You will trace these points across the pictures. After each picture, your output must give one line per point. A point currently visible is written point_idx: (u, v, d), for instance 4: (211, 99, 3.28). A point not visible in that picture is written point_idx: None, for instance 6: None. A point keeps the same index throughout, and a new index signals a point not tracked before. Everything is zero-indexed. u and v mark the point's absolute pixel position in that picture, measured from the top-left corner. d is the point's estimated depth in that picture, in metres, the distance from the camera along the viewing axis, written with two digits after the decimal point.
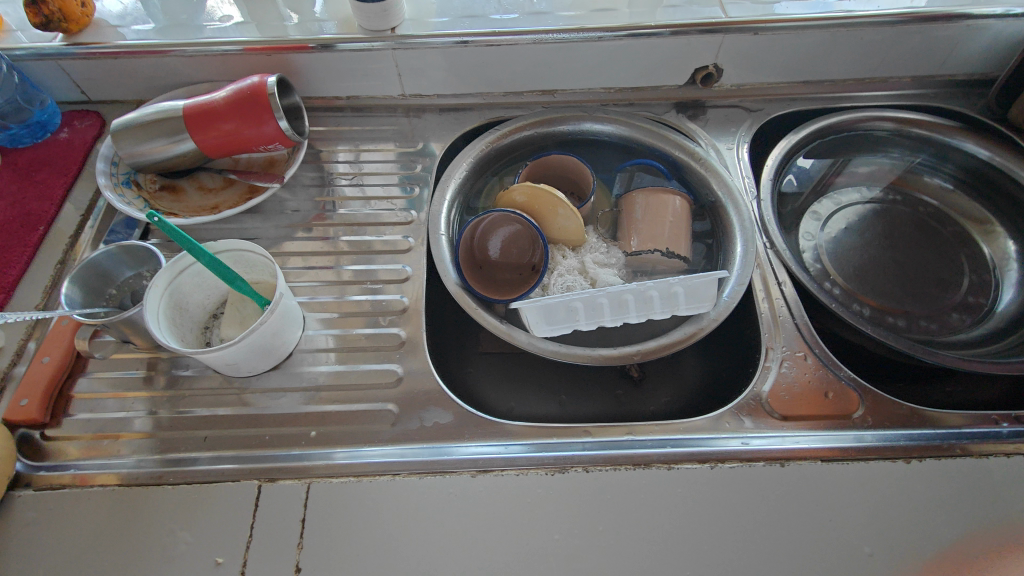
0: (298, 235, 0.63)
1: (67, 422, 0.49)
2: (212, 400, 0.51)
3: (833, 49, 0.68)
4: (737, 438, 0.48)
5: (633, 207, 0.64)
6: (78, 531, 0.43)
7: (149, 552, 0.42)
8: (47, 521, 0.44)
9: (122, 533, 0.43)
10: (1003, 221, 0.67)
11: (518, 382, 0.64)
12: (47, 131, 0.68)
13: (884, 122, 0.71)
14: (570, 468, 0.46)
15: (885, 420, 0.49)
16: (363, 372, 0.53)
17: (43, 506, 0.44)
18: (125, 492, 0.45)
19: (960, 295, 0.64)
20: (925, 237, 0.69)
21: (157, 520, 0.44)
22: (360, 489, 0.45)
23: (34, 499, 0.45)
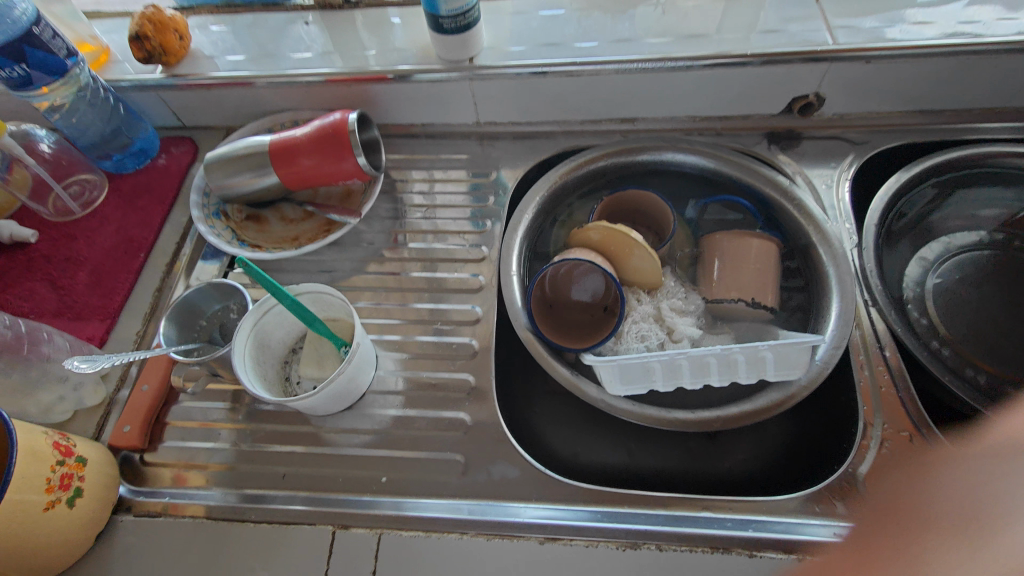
0: (371, 269, 0.64)
1: (163, 449, 0.53)
2: (290, 436, 0.53)
3: (958, 77, 0.61)
4: (828, 526, 0.44)
5: (716, 249, 0.60)
6: (172, 560, 0.47)
7: None
8: (145, 547, 0.47)
9: (210, 566, 0.46)
10: None
11: (585, 425, 0.62)
12: (147, 157, 0.72)
13: (1016, 159, 0.63)
14: (642, 544, 0.45)
15: None
16: (432, 418, 0.53)
17: (142, 532, 0.48)
18: (213, 526, 0.48)
19: None
20: None
21: (241, 558, 0.46)
22: (428, 545, 0.46)
23: (134, 525, 0.48)
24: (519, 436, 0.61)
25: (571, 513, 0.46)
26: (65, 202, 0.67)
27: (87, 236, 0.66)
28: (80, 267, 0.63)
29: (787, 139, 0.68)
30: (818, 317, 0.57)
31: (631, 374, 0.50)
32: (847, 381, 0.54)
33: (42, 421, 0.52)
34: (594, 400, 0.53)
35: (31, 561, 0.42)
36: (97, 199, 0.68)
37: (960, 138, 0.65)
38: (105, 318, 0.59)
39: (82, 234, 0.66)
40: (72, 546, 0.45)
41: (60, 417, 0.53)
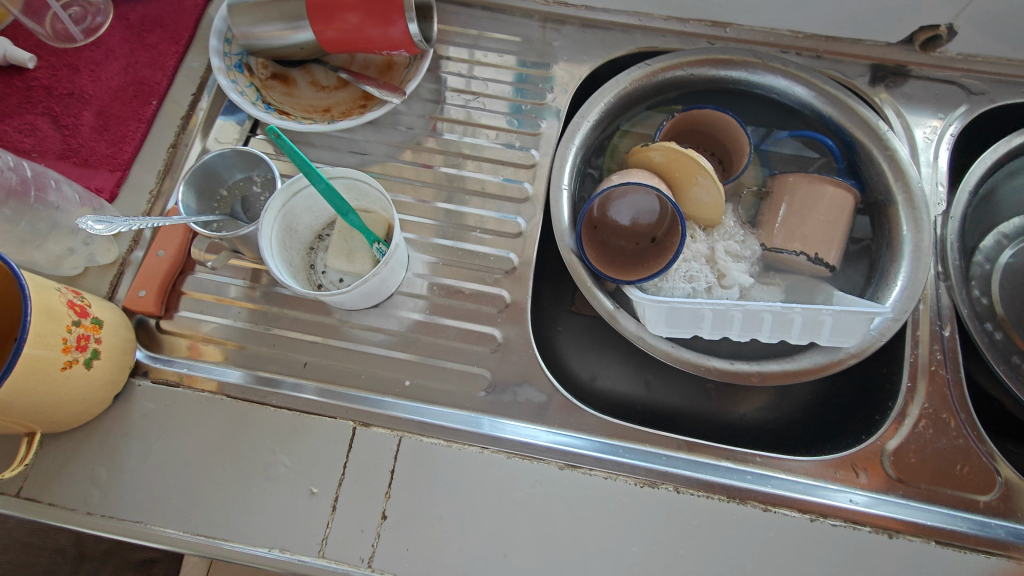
0: (406, 157, 0.58)
1: (179, 319, 0.51)
2: (312, 326, 0.51)
3: None
4: (845, 493, 0.45)
5: (784, 193, 0.54)
6: (191, 431, 0.47)
7: (253, 469, 0.45)
8: (163, 415, 0.47)
9: (229, 442, 0.46)
10: None
11: (607, 350, 0.58)
12: None
13: None
14: (660, 484, 0.45)
15: (1016, 511, 0.45)
16: (462, 329, 0.51)
17: (160, 400, 0.47)
18: (232, 404, 0.48)
19: None
20: None
21: (260, 440, 0.46)
22: (448, 454, 0.46)
23: (151, 392, 0.48)
24: (537, 351, 0.57)
25: (593, 443, 0.47)
26: (65, 26, 0.59)
27: (91, 70, 0.58)
28: (85, 106, 0.56)
29: (893, 75, 0.60)
30: (882, 285, 0.53)
31: (679, 319, 0.47)
32: (895, 355, 0.52)
33: (52, 273, 0.49)
34: (630, 335, 0.51)
35: (50, 415, 0.41)
36: (101, 26, 0.60)
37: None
38: (115, 170, 0.54)
39: (85, 65, 0.58)
40: (91, 405, 0.45)
41: (71, 271, 0.50)
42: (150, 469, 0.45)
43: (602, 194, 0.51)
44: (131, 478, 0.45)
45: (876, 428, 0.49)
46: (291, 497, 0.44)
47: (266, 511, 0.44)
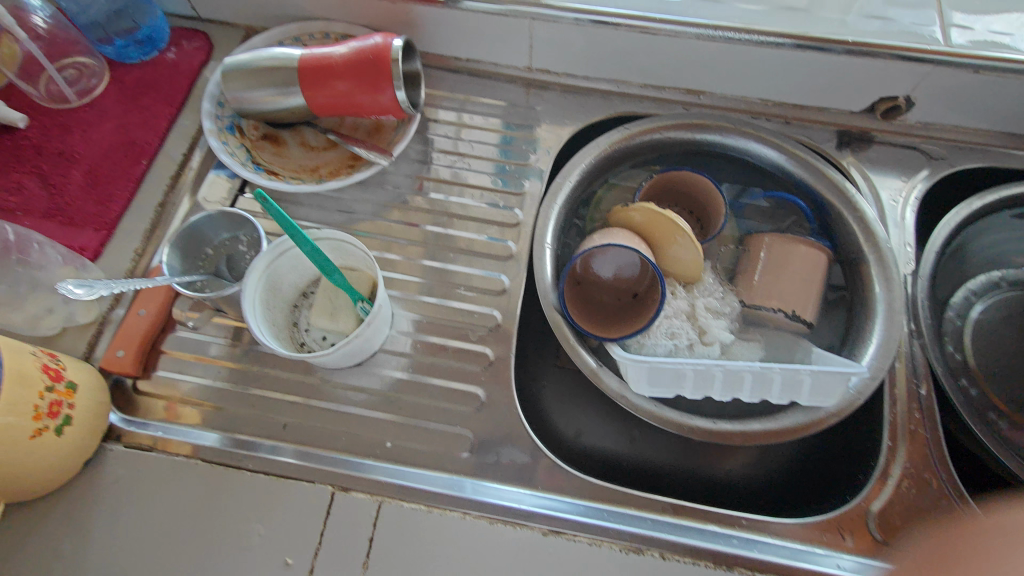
0: (393, 215, 0.59)
1: (156, 379, 0.50)
2: (292, 385, 0.50)
3: None
4: (831, 558, 0.44)
5: (760, 252, 0.56)
6: (162, 497, 0.45)
7: (225, 538, 0.44)
8: (134, 481, 0.46)
9: (203, 509, 0.45)
10: None
11: (592, 405, 0.58)
12: (155, 48, 0.64)
13: None
14: (645, 550, 0.44)
15: None
16: (445, 388, 0.51)
17: (131, 465, 0.46)
18: (207, 469, 0.46)
19: None
20: None
21: (234, 507, 0.45)
22: (428, 521, 0.45)
23: (123, 456, 0.46)
24: (522, 407, 0.56)
25: (578, 508, 0.46)
26: (59, 87, 0.60)
27: (83, 130, 0.59)
28: (74, 165, 0.57)
29: (859, 141, 0.63)
30: (858, 342, 0.54)
31: (660, 378, 0.47)
32: (875, 412, 0.52)
33: (28, 333, 0.48)
34: (614, 394, 0.51)
35: (14, 486, 0.40)
36: (95, 88, 0.61)
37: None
38: (100, 228, 0.55)
39: (78, 126, 0.59)
40: (59, 472, 0.43)
41: (48, 331, 0.49)
42: (116, 540, 0.44)
43: (583, 252, 0.53)
44: (96, 550, 0.43)
45: (861, 488, 0.49)
46: (263, 569, 0.43)
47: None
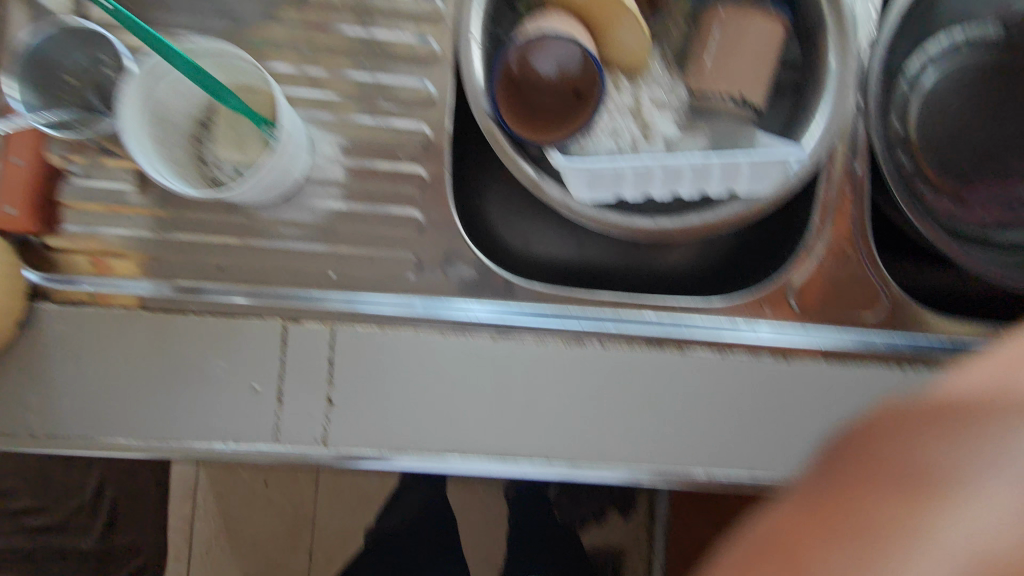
0: (288, 16, 0.49)
1: (65, 233, 0.47)
2: (218, 226, 0.48)
3: None
4: (750, 326, 0.50)
5: (710, 28, 0.50)
6: (114, 347, 0.45)
7: (189, 375, 0.46)
8: (80, 335, 0.45)
9: (160, 354, 0.46)
10: None
11: (538, 215, 0.58)
12: None
13: None
14: (587, 341, 0.48)
15: (898, 323, 0.51)
16: (381, 214, 0.49)
17: (71, 321, 0.45)
18: (152, 317, 0.46)
19: None
20: None
21: (190, 348, 0.46)
22: (383, 340, 0.47)
23: (59, 314, 0.45)
24: (466, 225, 0.56)
25: (523, 312, 0.49)
26: None
27: None
28: None
29: None
30: (802, 125, 0.52)
31: (602, 179, 0.47)
32: (810, 194, 0.53)
33: None
34: (555, 202, 0.48)
35: None
36: None
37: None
38: None
39: None
40: None
41: None
42: (82, 389, 0.45)
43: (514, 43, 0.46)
44: (65, 399, 0.45)
45: (786, 264, 0.52)
46: (235, 397, 0.46)
47: (213, 412, 0.46)
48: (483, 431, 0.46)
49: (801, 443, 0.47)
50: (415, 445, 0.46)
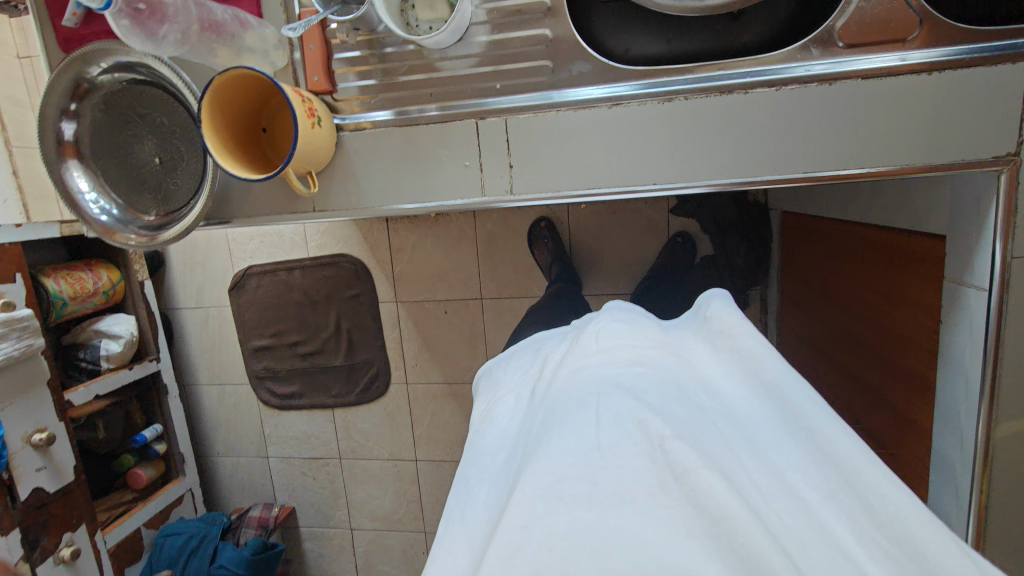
0: None
1: (339, 91, 0.67)
2: (411, 69, 0.65)
3: None
4: (803, 66, 0.60)
5: None
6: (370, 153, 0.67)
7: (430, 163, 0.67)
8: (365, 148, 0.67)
9: (408, 150, 0.67)
10: None
11: (632, 22, 0.69)
12: None
13: None
14: (675, 98, 0.62)
15: (935, 42, 0.57)
16: (515, 38, 0.63)
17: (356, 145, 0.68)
18: (396, 131, 0.67)
19: None
20: None
21: (425, 148, 0.66)
22: (540, 124, 0.64)
23: (355, 137, 0.67)
24: (579, 31, 0.69)
25: (624, 88, 0.63)
26: None
27: None
28: None
29: None
30: None
31: None
32: None
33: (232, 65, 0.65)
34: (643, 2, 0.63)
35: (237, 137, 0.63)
36: None
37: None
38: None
39: None
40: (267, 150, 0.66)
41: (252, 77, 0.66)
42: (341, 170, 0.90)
43: None
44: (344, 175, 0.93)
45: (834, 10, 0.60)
46: (454, 171, 0.67)
47: (441, 181, 0.67)
48: (600, 177, 0.64)
49: (839, 162, 0.60)
50: (563, 185, 0.65)
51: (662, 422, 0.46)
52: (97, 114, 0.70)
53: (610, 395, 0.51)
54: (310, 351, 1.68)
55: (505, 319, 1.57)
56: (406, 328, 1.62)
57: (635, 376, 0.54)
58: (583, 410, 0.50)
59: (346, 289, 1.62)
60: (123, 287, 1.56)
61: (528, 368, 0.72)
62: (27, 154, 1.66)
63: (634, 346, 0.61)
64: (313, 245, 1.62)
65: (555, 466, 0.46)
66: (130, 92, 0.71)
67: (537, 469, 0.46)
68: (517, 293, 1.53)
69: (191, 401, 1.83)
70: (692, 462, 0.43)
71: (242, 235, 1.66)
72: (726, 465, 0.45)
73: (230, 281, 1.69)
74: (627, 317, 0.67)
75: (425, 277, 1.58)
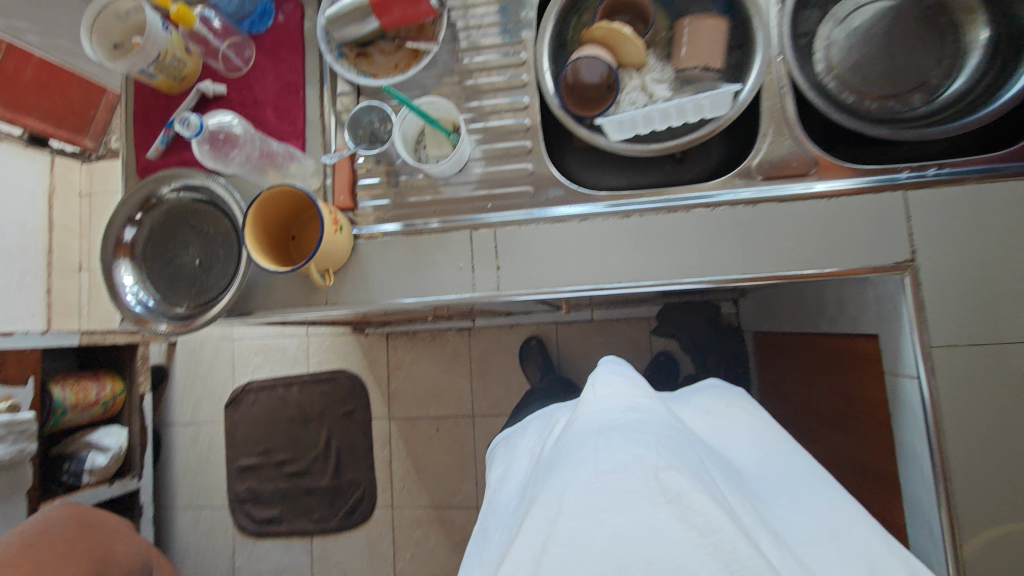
0: (446, 81, 0.84)
1: (359, 208, 0.82)
2: (419, 191, 0.82)
3: None
4: (732, 192, 0.75)
5: (682, 31, 0.80)
6: (379, 256, 0.80)
7: (430, 264, 0.79)
8: (376, 252, 0.80)
9: (413, 254, 0.80)
10: (985, 9, 0.77)
11: (598, 164, 0.88)
12: (269, 17, 0.85)
13: None
14: (632, 215, 0.76)
15: (832, 176, 0.74)
16: (504, 170, 0.80)
17: (370, 250, 0.80)
18: (404, 239, 0.80)
19: (932, 77, 0.80)
20: (922, 28, 0.81)
21: (426, 252, 0.79)
22: (522, 234, 0.78)
23: (368, 243, 0.81)
24: (557, 168, 0.86)
25: (590, 207, 0.78)
26: (233, 60, 0.85)
27: (246, 90, 0.85)
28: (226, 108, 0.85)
29: None
30: (746, 69, 0.78)
31: (626, 124, 0.78)
32: (754, 110, 0.80)
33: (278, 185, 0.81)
34: (604, 147, 0.78)
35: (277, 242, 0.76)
36: (251, 57, 0.86)
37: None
38: (299, 138, 0.84)
39: (240, 93, 0.85)
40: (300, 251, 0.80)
41: None
42: None
43: (571, 64, 0.79)
44: None
45: (750, 153, 0.77)
46: (450, 271, 0.79)
47: (440, 279, 0.79)
48: (573, 276, 0.77)
49: (770, 266, 0.73)
50: (543, 283, 0.77)
51: (655, 453, 0.54)
52: (156, 225, 0.85)
53: (606, 433, 0.58)
54: (296, 471, 1.65)
55: (496, 437, 1.58)
56: (396, 446, 1.62)
57: (627, 416, 0.61)
58: (585, 447, 0.57)
59: (341, 405, 1.66)
60: (123, 399, 1.59)
61: (538, 429, 0.80)
62: (65, 275, 1.83)
63: (624, 393, 0.67)
64: (315, 362, 1.70)
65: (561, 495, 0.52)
66: (184, 207, 0.85)
67: (545, 497, 0.54)
68: (508, 411, 1.57)
69: (163, 526, 1.73)
70: (683, 484, 0.50)
71: (248, 351, 1.74)
72: (712, 487, 0.52)
73: (229, 396, 1.73)
74: (618, 370, 0.73)
75: (419, 394, 1.63)
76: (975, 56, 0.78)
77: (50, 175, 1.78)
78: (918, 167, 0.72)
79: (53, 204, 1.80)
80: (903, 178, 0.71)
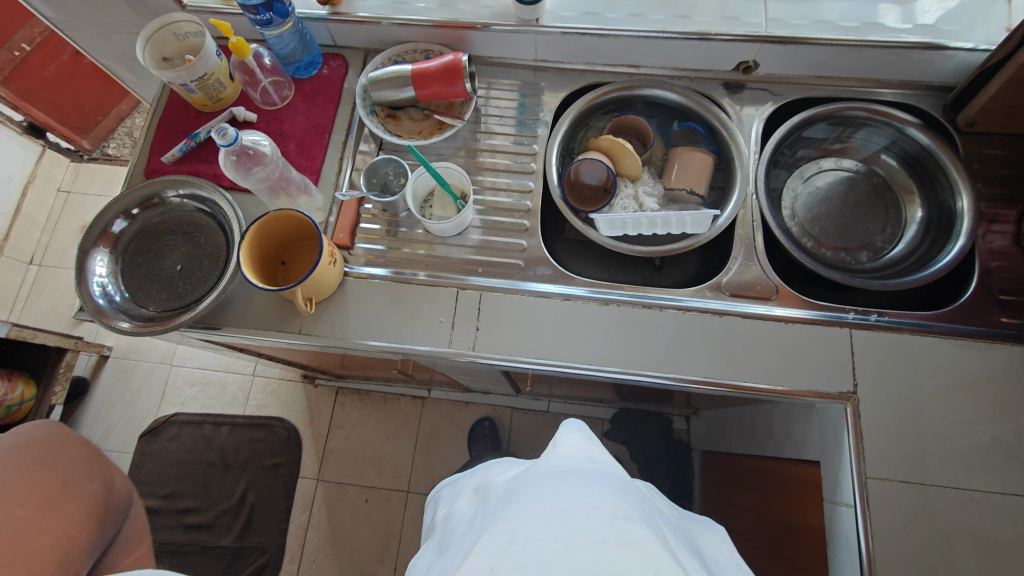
0: (463, 155, 0.92)
1: (355, 248, 0.85)
2: (416, 243, 0.86)
3: (876, 54, 0.87)
4: (702, 301, 0.82)
5: (675, 158, 0.92)
6: (363, 295, 0.82)
7: (411, 313, 0.81)
8: (361, 292, 0.82)
9: (397, 300, 0.82)
10: (920, 194, 0.93)
11: (585, 255, 0.95)
12: (315, 68, 0.94)
13: (858, 111, 0.91)
14: (610, 304, 0.82)
15: (789, 304, 0.82)
16: (500, 242, 0.86)
17: (356, 289, 0.82)
18: (391, 285, 0.82)
19: (877, 239, 0.93)
20: (871, 198, 0.96)
21: (411, 301, 0.82)
22: (505, 301, 0.82)
23: (356, 282, 0.82)
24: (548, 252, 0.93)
25: (573, 290, 0.83)
26: (270, 95, 0.92)
27: (275, 123, 0.91)
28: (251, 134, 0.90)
29: (734, 88, 0.94)
30: (726, 200, 0.90)
31: (617, 223, 0.85)
32: (728, 236, 0.89)
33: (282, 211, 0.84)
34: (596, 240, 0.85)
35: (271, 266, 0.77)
36: (288, 97, 0.92)
37: (961, 47, 0.84)
38: (314, 174, 0.88)
39: (269, 125, 0.91)
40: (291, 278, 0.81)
41: None
42: None
43: (576, 163, 0.88)
44: None
45: (721, 271, 0.86)
46: (430, 323, 0.80)
47: (419, 329, 0.80)
48: (546, 349, 0.79)
49: (729, 373, 0.77)
50: (517, 350, 0.79)
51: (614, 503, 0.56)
52: (148, 224, 0.85)
53: (567, 476, 0.60)
54: (196, 524, 1.48)
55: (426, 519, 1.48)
56: (317, 512, 1.49)
57: (587, 465, 0.63)
58: (545, 488, 0.58)
59: (270, 457, 1.55)
60: (29, 407, 1.43)
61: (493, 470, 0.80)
62: (9, 265, 1.72)
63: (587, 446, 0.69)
64: (253, 404, 1.62)
65: (515, 529, 0.53)
66: (184, 215, 0.86)
67: (500, 530, 0.54)
68: None
69: None
70: (639, 533, 0.52)
71: (185, 381, 1.64)
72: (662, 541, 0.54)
73: (148, 426, 1.59)
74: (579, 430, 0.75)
75: (355, 458, 1.54)
76: (911, 229, 0.92)
77: (35, 166, 1.78)
78: (862, 311, 0.81)
79: (26, 194, 1.76)
80: (850, 318, 0.80)
